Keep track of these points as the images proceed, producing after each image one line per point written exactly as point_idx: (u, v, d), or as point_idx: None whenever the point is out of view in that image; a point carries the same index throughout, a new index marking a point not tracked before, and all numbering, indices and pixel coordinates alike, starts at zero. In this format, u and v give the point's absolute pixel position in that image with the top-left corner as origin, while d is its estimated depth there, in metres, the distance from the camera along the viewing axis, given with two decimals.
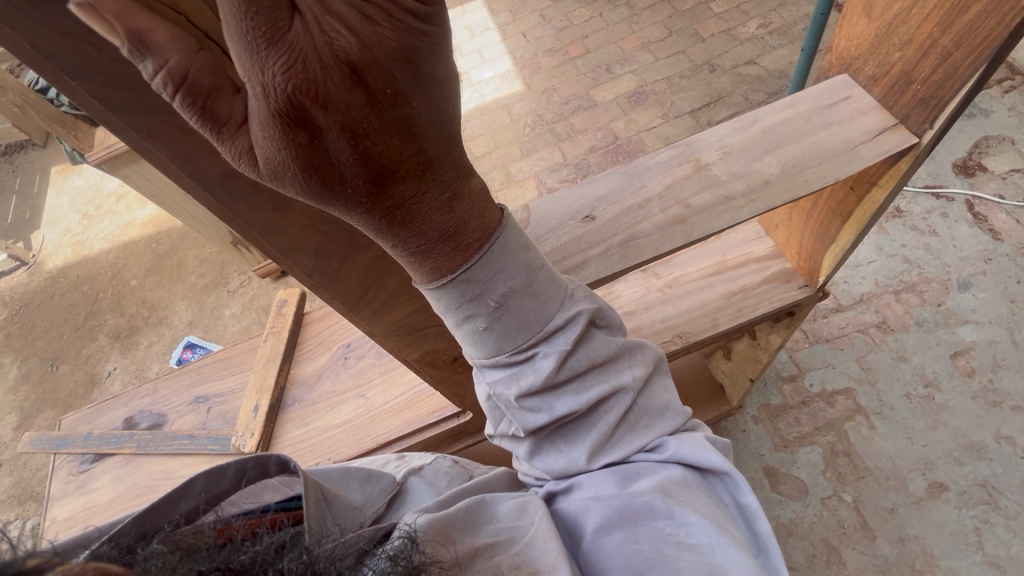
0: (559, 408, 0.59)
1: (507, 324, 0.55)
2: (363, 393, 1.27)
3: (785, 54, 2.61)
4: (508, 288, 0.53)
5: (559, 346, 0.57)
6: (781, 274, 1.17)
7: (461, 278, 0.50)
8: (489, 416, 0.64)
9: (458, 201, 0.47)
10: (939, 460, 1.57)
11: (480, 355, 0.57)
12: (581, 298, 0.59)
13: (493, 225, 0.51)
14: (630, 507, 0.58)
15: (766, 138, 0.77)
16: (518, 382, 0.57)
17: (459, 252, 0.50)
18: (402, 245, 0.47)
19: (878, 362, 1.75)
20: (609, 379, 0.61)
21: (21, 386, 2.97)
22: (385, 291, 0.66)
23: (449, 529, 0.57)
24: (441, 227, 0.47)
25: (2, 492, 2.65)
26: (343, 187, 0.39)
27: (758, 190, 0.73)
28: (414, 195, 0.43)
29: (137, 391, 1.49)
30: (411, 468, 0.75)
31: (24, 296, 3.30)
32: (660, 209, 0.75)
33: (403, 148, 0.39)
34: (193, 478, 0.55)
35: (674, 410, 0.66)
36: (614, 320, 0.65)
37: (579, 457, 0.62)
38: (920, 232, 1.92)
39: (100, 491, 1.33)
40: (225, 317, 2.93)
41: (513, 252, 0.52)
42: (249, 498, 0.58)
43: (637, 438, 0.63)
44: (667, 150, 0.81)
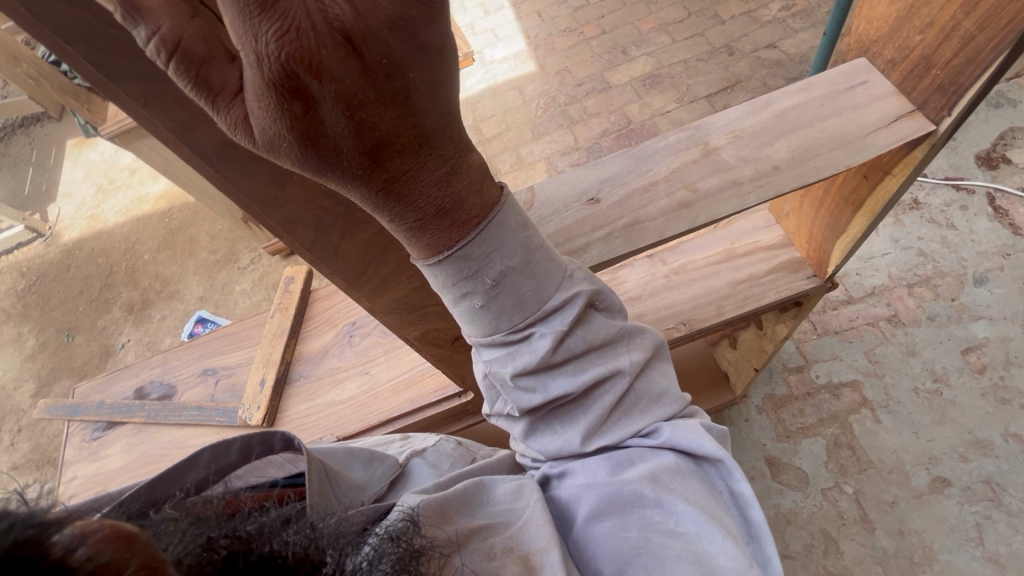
0: (554, 389, 0.59)
1: (504, 302, 0.55)
2: (367, 370, 1.28)
3: (807, 38, 2.53)
4: (506, 266, 0.53)
5: (555, 326, 0.57)
6: (790, 263, 1.16)
7: (457, 255, 0.50)
8: (486, 395, 0.65)
9: (456, 176, 0.46)
10: (944, 456, 1.56)
11: (478, 334, 0.58)
12: (580, 279, 0.59)
13: (492, 203, 0.51)
14: (619, 495, 0.59)
15: (778, 122, 0.76)
16: (513, 361, 0.58)
17: (456, 228, 0.49)
18: (399, 220, 0.47)
19: (887, 355, 1.73)
20: (605, 362, 0.61)
21: (39, 355, 3.05)
22: (384, 268, 0.67)
23: (445, 510, 0.58)
24: (438, 203, 0.47)
25: (21, 456, 2.74)
26: (338, 161, 0.39)
27: (767, 175, 0.72)
28: (411, 168, 0.43)
29: (147, 362, 1.52)
30: (413, 450, 0.75)
31: (41, 267, 3.36)
32: (666, 192, 0.74)
33: (399, 122, 0.39)
34: (200, 450, 0.55)
35: (672, 396, 0.66)
36: (614, 302, 0.64)
37: (574, 439, 0.62)
38: (937, 224, 1.88)
39: (112, 457, 1.37)
40: (235, 293, 2.96)
41: (511, 230, 0.52)
42: (254, 473, 0.59)
43: (632, 423, 0.63)
44: (677, 133, 0.79)
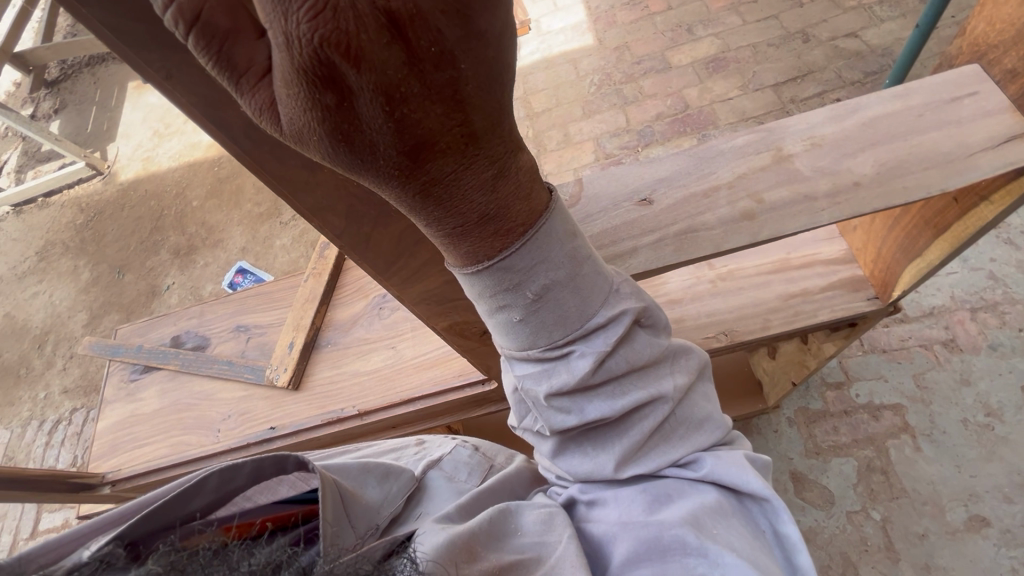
0: (590, 412, 0.57)
1: (544, 318, 0.52)
2: (394, 344, 1.28)
3: (894, 29, 2.31)
4: (550, 280, 0.50)
5: (597, 346, 0.54)
6: (850, 281, 1.07)
7: (498, 265, 0.48)
8: (514, 408, 0.63)
9: (502, 180, 0.42)
10: (986, 494, 1.46)
11: (514, 347, 0.55)
12: (627, 295, 0.56)
13: (540, 209, 0.47)
14: (659, 540, 0.56)
15: (866, 132, 0.68)
16: (549, 379, 0.55)
17: (499, 237, 0.46)
18: (437, 224, 0.44)
19: (938, 382, 1.62)
20: (648, 387, 0.58)
21: (91, 288, 3.22)
22: (416, 261, 0.66)
23: (473, 548, 0.58)
24: (482, 209, 0.43)
25: (71, 381, 2.92)
26: (374, 160, 0.36)
27: (844, 192, 0.65)
28: (454, 171, 0.39)
29: (186, 312, 1.57)
30: (430, 461, 0.79)
31: (98, 204, 3.51)
32: (728, 200, 0.68)
33: (444, 119, 0.35)
34: (207, 475, 0.53)
35: (714, 423, 0.64)
36: (660, 319, 0.61)
37: (607, 464, 0.60)
38: (1015, 247, 1.72)
39: (148, 400, 1.43)
40: (276, 247, 3.02)
41: (557, 239, 0.49)
42: (264, 493, 0.58)
43: (671, 451, 0.61)
44: (747, 134, 0.72)
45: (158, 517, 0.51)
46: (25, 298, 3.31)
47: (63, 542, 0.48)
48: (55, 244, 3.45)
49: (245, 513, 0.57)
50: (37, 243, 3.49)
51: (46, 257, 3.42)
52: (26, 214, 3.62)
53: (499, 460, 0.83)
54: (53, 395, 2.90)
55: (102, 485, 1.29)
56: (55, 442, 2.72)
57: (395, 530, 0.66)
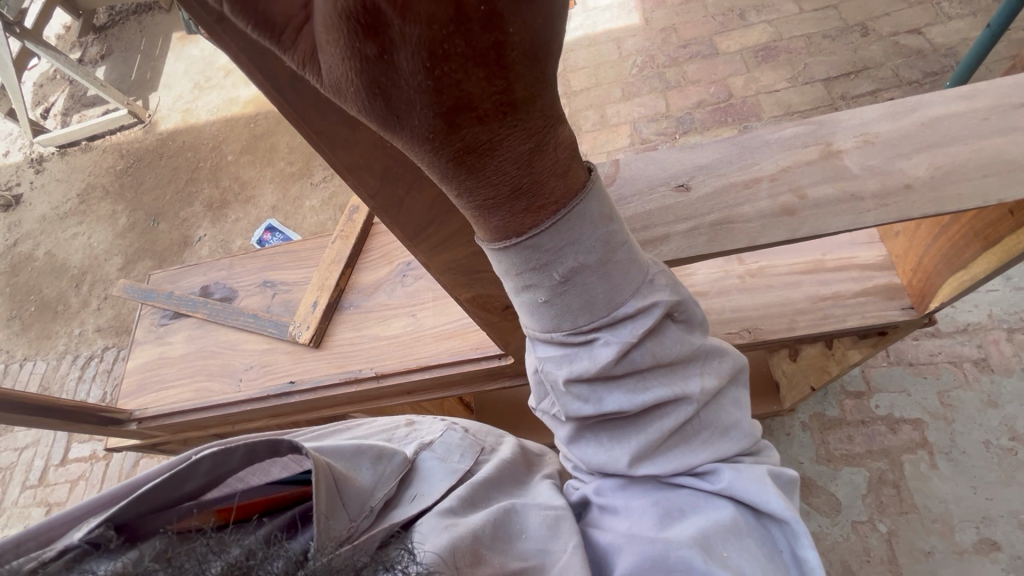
0: (610, 403, 0.57)
1: (568, 303, 0.52)
2: (415, 312, 1.30)
3: (961, 27, 2.19)
4: (579, 263, 0.49)
5: (623, 336, 0.54)
6: (885, 289, 1.04)
7: (527, 242, 0.47)
8: (534, 390, 0.64)
9: (538, 154, 0.41)
10: (1001, 519, 1.44)
11: (538, 329, 0.55)
12: (660, 287, 0.55)
13: (576, 187, 0.47)
14: (665, 559, 0.58)
15: (924, 132, 0.65)
16: (569, 364, 0.56)
17: (531, 212, 0.46)
18: (469, 197, 0.43)
19: (963, 401, 1.59)
20: (673, 385, 0.58)
21: (128, 233, 3.33)
22: (447, 228, 0.67)
23: (478, 552, 0.61)
24: (515, 182, 0.42)
25: (104, 321, 3.05)
26: (411, 119, 0.36)
27: (894, 194, 0.62)
28: (491, 140, 0.38)
29: (216, 263, 1.61)
30: (421, 443, 0.79)
31: (138, 152, 3.60)
32: (769, 193, 0.66)
33: (486, 83, 0.34)
34: (200, 459, 0.54)
35: (740, 432, 0.64)
36: (696, 316, 0.61)
37: (621, 458, 0.61)
38: None
39: (176, 345, 1.48)
40: (305, 208, 3.07)
41: (591, 223, 0.48)
42: (257, 473, 0.60)
43: (690, 454, 0.62)
44: (796, 126, 0.70)
45: (140, 503, 0.52)
46: (65, 237, 3.44)
47: (56, 523, 0.51)
48: (95, 187, 3.56)
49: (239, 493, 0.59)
50: (78, 186, 3.60)
51: (86, 199, 3.54)
52: (70, 155, 3.74)
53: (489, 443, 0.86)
54: (86, 333, 3.04)
55: (129, 422, 1.35)
56: (87, 378, 2.85)
57: (389, 513, 0.66)
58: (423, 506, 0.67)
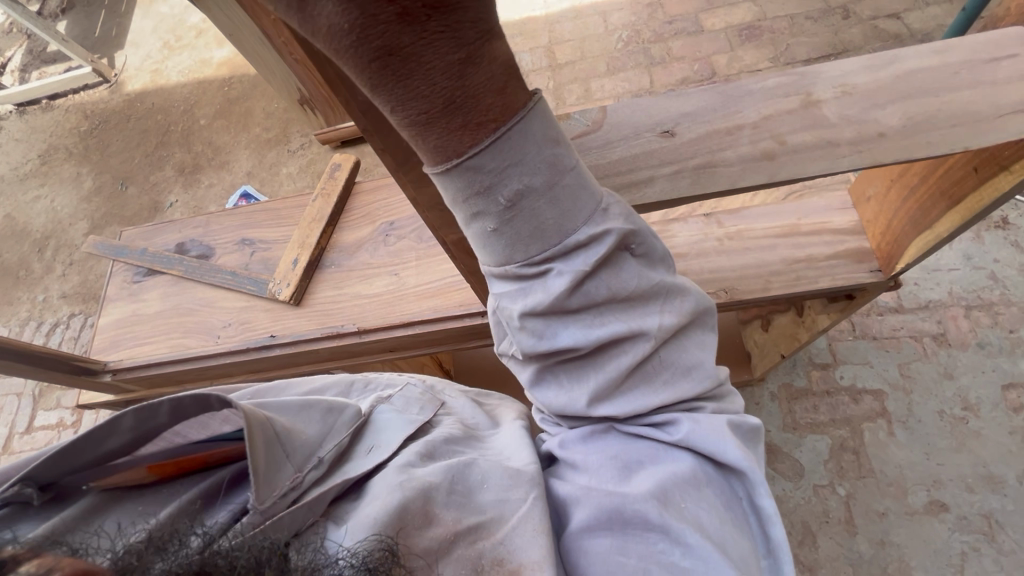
0: (564, 339, 0.51)
1: (519, 229, 0.46)
2: (397, 272, 1.31)
3: (938, 14, 2.24)
4: (525, 185, 0.43)
5: (576, 266, 0.47)
6: (855, 252, 1.09)
7: (467, 163, 0.41)
8: (495, 331, 0.59)
9: (472, 68, 0.37)
10: (950, 482, 1.54)
11: (488, 260, 0.50)
12: (615, 216, 0.49)
13: (517, 107, 0.41)
14: (622, 513, 0.60)
15: (901, 85, 0.67)
16: (524, 298, 0.49)
17: (469, 130, 0.40)
18: (400, 109, 0.38)
19: (921, 372, 1.67)
20: (629, 321, 0.52)
21: (94, 197, 3.21)
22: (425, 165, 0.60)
23: (428, 509, 0.61)
24: (447, 95, 0.37)
25: (70, 287, 2.95)
26: None
27: (868, 141, 0.64)
28: (413, 41, 0.35)
29: (191, 220, 1.57)
30: (379, 398, 0.81)
31: (103, 113, 3.45)
32: (751, 139, 0.67)
33: None
34: (120, 415, 0.52)
35: (703, 373, 0.60)
36: (655, 249, 0.55)
37: (580, 399, 0.56)
38: (1019, 250, 1.76)
39: (150, 303, 1.45)
40: (282, 175, 3.01)
41: (535, 143, 0.42)
42: (195, 428, 0.59)
43: (651, 396, 0.58)
44: (779, 77, 0.71)
45: (71, 457, 0.53)
46: (26, 200, 3.30)
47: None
48: (58, 148, 3.42)
49: (179, 448, 0.59)
50: (40, 146, 3.45)
51: (48, 160, 3.39)
52: (30, 114, 3.57)
53: (447, 401, 0.90)
54: (51, 299, 2.94)
55: (104, 373, 1.33)
56: (52, 344, 2.77)
57: (343, 466, 0.67)
58: (379, 460, 0.68)
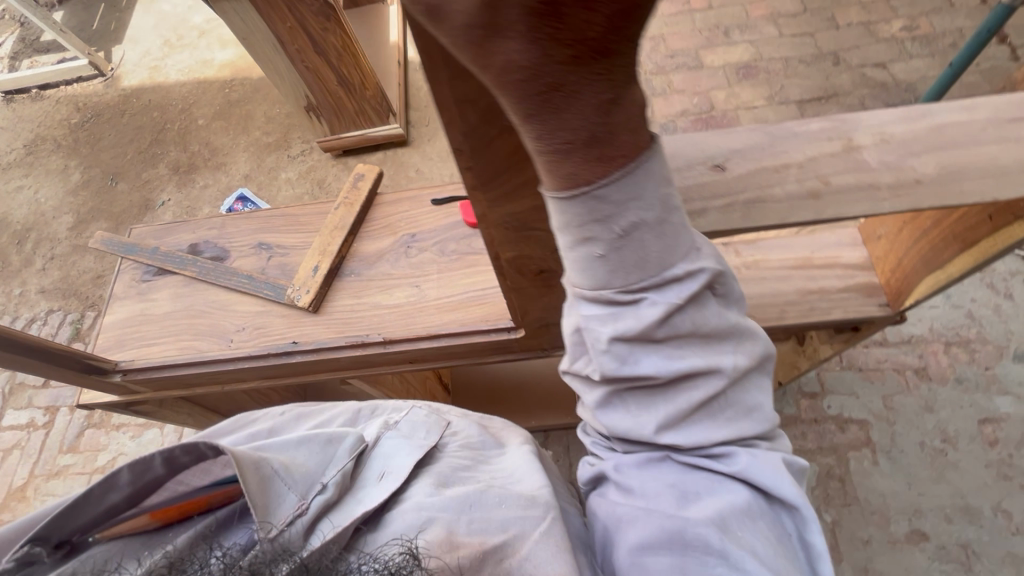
0: (646, 366, 0.54)
1: (624, 258, 0.47)
2: (418, 283, 1.32)
3: (921, 66, 2.39)
4: (640, 219, 0.44)
5: (669, 298, 0.49)
6: (864, 286, 1.15)
7: (594, 193, 0.43)
8: (568, 350, 0.61)
9: (617, 108, 0.37)
10: (930, 513, 1.60)
11: (582, 283, 0.51)
12: (708, 256, 0.52)
13: (640, 147, 0.42)
14: (683, 535, 0.63)
15: (932, 137, 0.72)
16: (614, 323, 0.51)
17: (601, 164, 0.41)
18: (542, 139, 0.39)
19: (904, 405, 1.75)
20: (707, 356, 0.56)
21: (81, 191, 3.13)
22: (509, 184, 0.61)
23: (452, 536, 0.69)
24: (591, 130, 0.38)
25: (50, 283, 2.85)
26: (509, 37, 0.32)
27: (906, 186, 0.70)
28: (578, 81, 0.35)
29: (205, 221, 1.56)
30: (387, 426, 0.91)
31: (97, 106, 3.39)
32: (797, 178, 0.72)
33: (604, 22, 0.31)
34: (119, 471, 0.59)
35: (762, 415, 0.64)
36: (733, 291, 0.58)
37: (648, 424, 0.60)
38: (994, 291, 1.87)
39: (159, 303, 1.42)
40: (280, 180, 3.00)
41: (656, 180, 0.44)
42: (197, 474, 0.66)
43: (715, 429, 0.62)
44: (820, 121, 0.76)
45: (72, 516, 0.58)
46: (8, 191, 3.21)
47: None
48: (46, 139, 3.34)
49: (182, 494, 0.65)
50: (26, 136, 3.37)
51: (34, 151, 3.31)
52: (18, 103, 3.49)
53: (454, 421, 0.98)
54: (29, 294, 2.84)
55: (114, 372, 1.29)
56: None
57: (355, 486, 0.75)
58: (397, 486, 0.75)
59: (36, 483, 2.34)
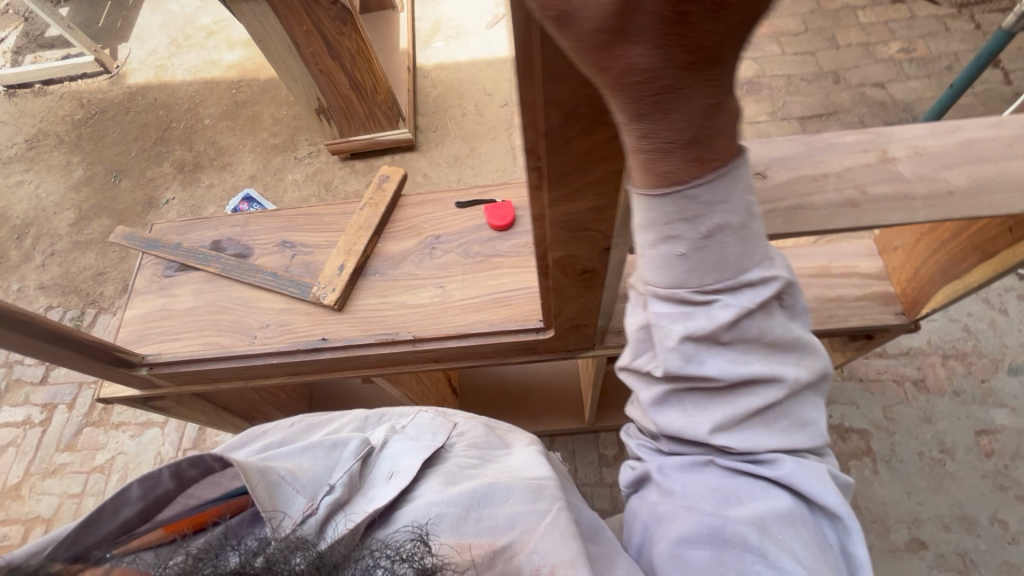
0: (710, 367, 0.57)
1: (705, 258, 0.50)
2: (443, 284, 1.34)
3: (918, 87, 2.47)
4: (726, 222, 0.48)
5: (742, 302, 0.53)
6: (881, 295, 1.19)
7: (688, 192, 0.46)
8: (630, 346, 0.64)
9: (718, 113, 0.41)
10: (928, 521, 1.64)
11: (657, 281, 0.54)
12: (781, 264, 0.54)
13: (729, 155, 0.45)
14: (722, 531, 0.66)
15: (963, 151, 0.76)
16: (686, 322, 0.54)
17: (698, 164, 0.44)
18: (645, 138, 0.42)
19: (903, 415, 1.79)
20: (770, 364, 0.59)
21: (83, 187, 3.11)
22: (583, 178, 0.61)
23: (454, 536, 0.75)
24: (695, 131, 0.41)
25: (50, 279, 2.83)
26: (637, 42, 0.35)
27: (940, 197, 0.73)
28: (692, 84, 0.38)
29: (227, 218, 1.56)
30: (393, 430, 0.97)
31: (101, 103, 3.38)
32: (835, 187, 0.76)
33: (724, 33, 0.34)
34: (131, 487, 0.68)
35: (814, 431, 0.66)
36: (798, 303, 0.60)
37: (702, 424, 0.64)
38: (990, 306, 1.93)
39: (181, 298, 1.43)
40: (287, 182, 3.01)
41: (742, 187, 0.47)
42: (205, 488, 0.74)
43: (767, 435, 0.65)
44: (856, 134, 0.80)
45: (90, 532, 0.65)
46: (8, 186, 3.18)
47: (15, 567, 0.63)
48: (48, 135, 3.32)
49: (193, 507, 0.73)
50: (28, 131, 3.35)
51: (36, 146, 3.29)
52: (20, 98, 3.47)
53: (460, 421, 1.02)
54: (27, 290, 2.81)
55: (141, 366, 1.30)
56: None
57: (361, 489, 0.83)
58: (402, 485, 0.82)
59: (32, 482, 2.30)
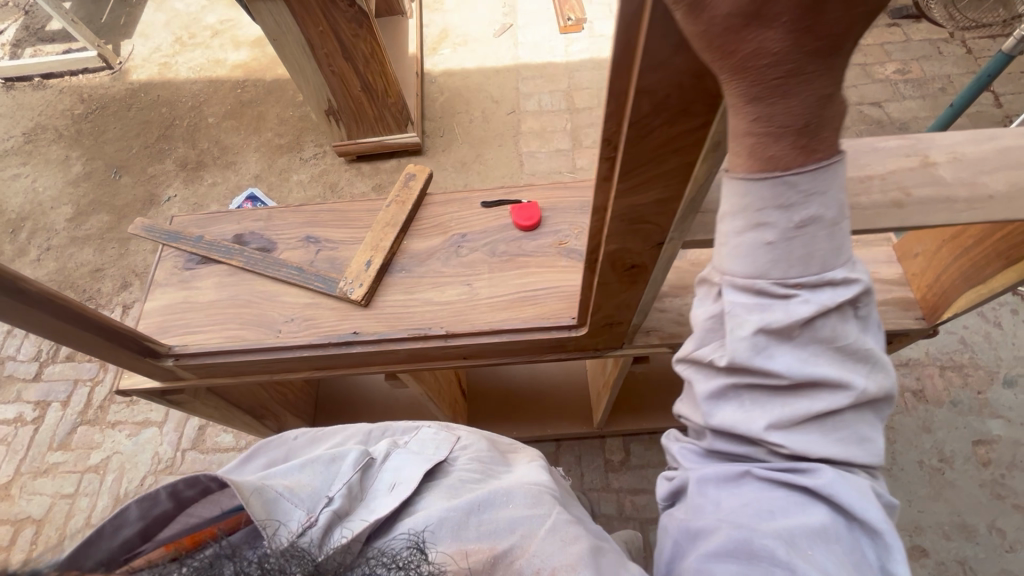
0: (778, 362, 0.60)
1: (792, 249, 0.55)
2: (470, 282, 1.34)
3: (913, 107, 2.55)
4: (820, 213, 0.52)
5: (822, 299, 0.56)
6: (901, 300, 1.22)
7: (789, 178, 0.51)
8: (698, 335, 0.68)
9: (829, 102, 0.46)
10: (929, 529, 1.67)
11: (737, 271, 0.59)
12: (862, 270, 0.58)
13: (833, 151, 0.49)
14: (750, 544, 0.65)
15: (1001, 157, 0.80)
16: (762, 313, 0.58)
17: (803, 152, 0.49)
18: (759, 121, 0.47)
19: (903, 424, 1.83)
20: (838, 370, 0.61)
21: (82, 182, 3.07)
22: (659, 168, 0.62)
23: (461, 546, 0.75)
24: (808, 118, 0.47)
25: (45, 274, 2.77)
26: (773, 27, 0.40)
27: (981, 201, 0.76)
28: (815, 70, 0.43)
29: (249, 213, 1.56)
30: (394, 443, 0.94)
31: (103, 99, 3.35)
32: (881, 188, 0.79)
33: (851, 24, 0.40)
34: (128, 507, 0.66)
35: (872, 449, 0.66)
36: (870, 317, 0.63)
37: (759, 420, 0.65)
38: (986, 319, 1.98)
39: (203, 291, 1.41)
40: (292, 182, 3.00)
41: (838, 185, 0.52)
42: (206, 505, 0.72)
43: (825, 443, 0.65)
44: (896, 140, 0.83)
45: (90, 551, 0.61)
46: (3, 179, 3.12)
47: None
48: (46, 129, 3.27)
49: (193, 526, 0.70)
50: (26, 124, 3.30)
51: (34, 140, 3.24)
52: (19, 91, 3.42)
53: (462, 434, 1.00)
54: None
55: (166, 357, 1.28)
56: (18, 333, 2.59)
57: (365, 500, 0.80)
58: (404, 496, 0.80)
59: (21, 481, 2.23)
